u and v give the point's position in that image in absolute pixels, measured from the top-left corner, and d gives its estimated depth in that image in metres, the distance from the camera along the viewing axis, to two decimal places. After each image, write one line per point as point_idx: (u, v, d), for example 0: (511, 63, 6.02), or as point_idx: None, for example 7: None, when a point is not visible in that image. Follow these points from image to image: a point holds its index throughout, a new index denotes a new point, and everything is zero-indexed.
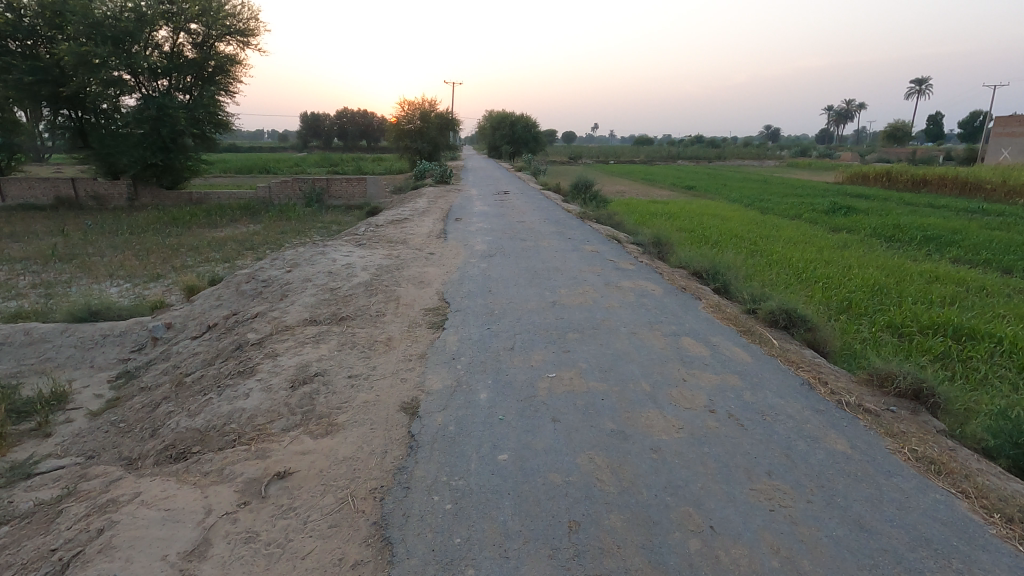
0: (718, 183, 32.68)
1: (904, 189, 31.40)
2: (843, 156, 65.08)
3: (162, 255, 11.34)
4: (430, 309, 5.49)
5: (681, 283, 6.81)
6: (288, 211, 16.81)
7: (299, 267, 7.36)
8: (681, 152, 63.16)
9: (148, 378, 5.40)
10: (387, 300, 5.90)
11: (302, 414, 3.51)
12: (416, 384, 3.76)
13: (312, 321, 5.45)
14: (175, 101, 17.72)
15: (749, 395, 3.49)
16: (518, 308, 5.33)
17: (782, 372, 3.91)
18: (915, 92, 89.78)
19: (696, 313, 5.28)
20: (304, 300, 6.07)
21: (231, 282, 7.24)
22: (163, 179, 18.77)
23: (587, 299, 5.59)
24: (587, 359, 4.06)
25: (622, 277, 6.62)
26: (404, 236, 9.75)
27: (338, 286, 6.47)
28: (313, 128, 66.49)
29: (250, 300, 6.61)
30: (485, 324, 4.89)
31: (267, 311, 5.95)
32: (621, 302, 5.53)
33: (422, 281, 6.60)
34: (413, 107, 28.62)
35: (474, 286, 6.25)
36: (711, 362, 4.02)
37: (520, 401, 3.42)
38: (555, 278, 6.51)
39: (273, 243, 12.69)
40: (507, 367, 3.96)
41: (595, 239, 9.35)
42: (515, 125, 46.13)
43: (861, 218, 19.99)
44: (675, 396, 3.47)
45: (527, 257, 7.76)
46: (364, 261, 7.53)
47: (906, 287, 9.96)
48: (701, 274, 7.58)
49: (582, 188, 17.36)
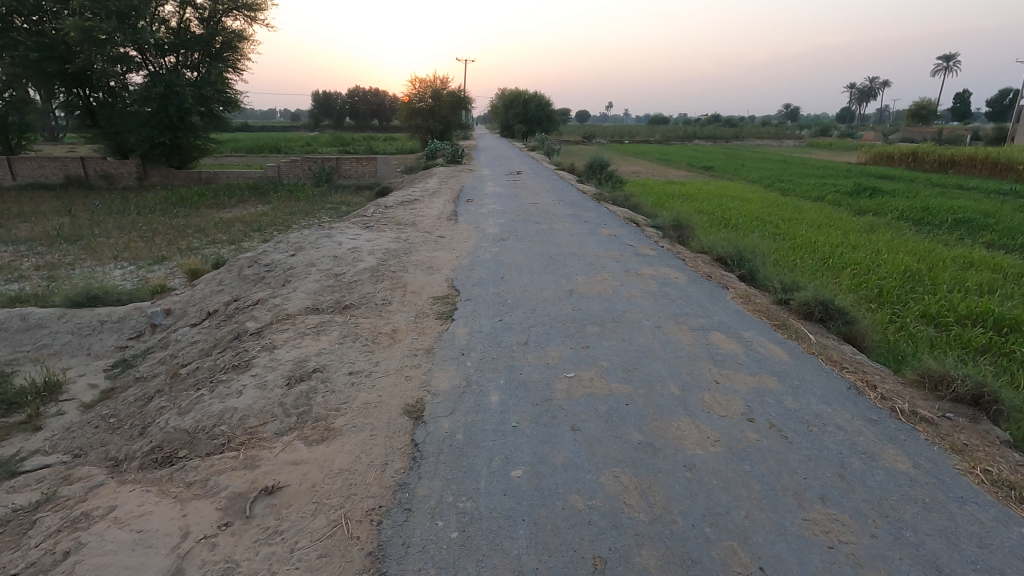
0: (736, 163, 31.88)
1: (930, 170, 30.26)
2: (866, 135, 63.24)
3: (167, 237, 11.12)
4: (439, 297, 5.16)
5: (706, 269, 6.41)
6: (297, 191, 16.52)
7: (303, 250, 7.06)
8: (697, 132, 61.67)
9: (145, 368, 5.16)
10: (394, 287, 5.57)
11: (299, 416, 3.22)
12: (423, 383, 3.44)
13: (314, 310, 5.15)
14: (181, 79, 17.48)
15: (792, 402, 3.12)
16: (533, 297, 4.98)
17: (825, 374, 3.52)
18: (942, 67, 86.90)
19: (725, 304, 4.88)
20: (308, 287, 5.77)
21: (234, 265, 6.97)
22: (172, 159, 18.40)
23: (605, 288, 5.21)
24: (609, 357, 3.71)
25: (643, 263, 6.22)
26: (414, 218, 9.40)
27: (343, 271, 6.16)
28: (325, 107, 65.86)
29: (252, 285, 6.34)
30: (496, 315, 4.55)
31: (269, 298, 5.68)
32: (643, 291, 5.14)
33: (431, 266, 6.25)
34: (425, 85, 27.99)
35: (486, 272, 5.91)
36: (746, 361, 3.65)
37: (537, 406, 3.09)
38: (571, 264, 6.13)
39: (281, 224, 12.42)
40: (520, 365, 3.62)
41: (613, 222, 8.94)
42: (529, 104, 45.28)
43: (888, 201, 19.23)
44: (708, 402, 3.12)
45: (541, 241, 7.38)
46: (371, 244, 7.19)
47: (938, 274, 9.48)
48: (725, 261, 7.21)
49: (598, 169, 16.87)
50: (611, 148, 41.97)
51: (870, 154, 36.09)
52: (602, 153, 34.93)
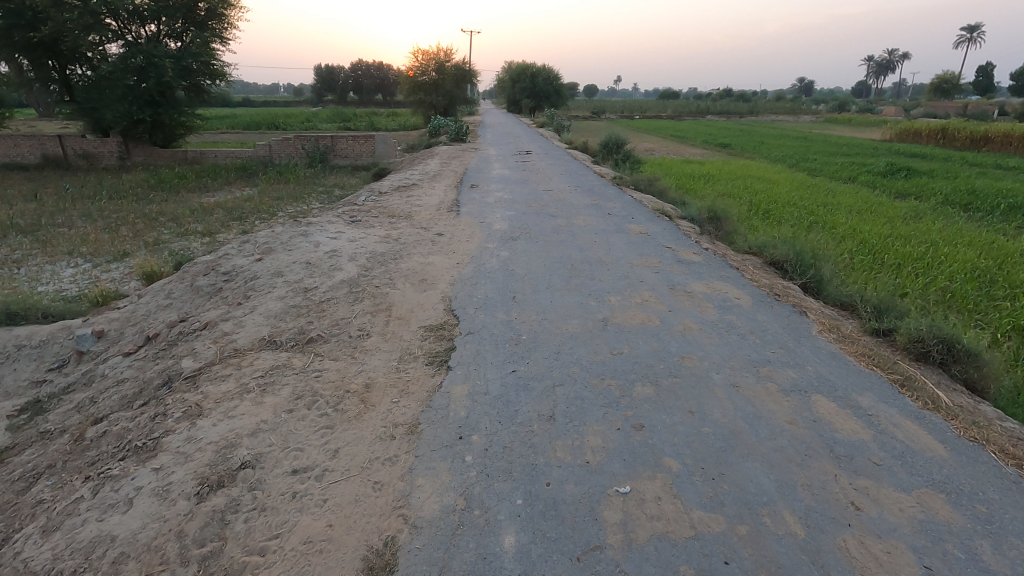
0: (753, 140, 30.34)
1: (961, 148, 28.49)
2: (886, 111, 60.69)
3: (136, 227, 9.93)
4: (432, 328, 3.96)
5: (764, 280, 5.18)
6: (287, 172, 15.26)
7: (273, 253, 5.85)
8: (711, 107, 59.29)
9: (55, 419, 4.01)
10: (376, 310, 4.37)
11: (201, 568, 2.05)
12: (397, 502, 2.24)
13: (269, 344, 3.97)
14: (161, 49, 16.04)
15: (994, 559, 1.91)
16: (555, 331, 3.76)
17: (1014, 486, 2.29)
18: (964, 40, 83.54)
19: (813, 343, 3.63)
20: (267, 309, 4.57)
21: (189, 271, 5.76)
22: (154, 136, 17.01)
23: (649, 317, 3.98)
24: (679, 448, 2.50)
25: (689, 274, 4.99)
26: (410, 209, 8.16)
27: (315, 284, 4.96)
28: (328, 81, 63.77)
29: (206, 301, 5.16)
30: (508, 363, 3.34)
31: (219, 324, 4.50)
32: (699, 322, 3.92)
33: (424, 277, 5.02)
34: (428, 57, 26.39)
35: (493, 287, 4.69)
36: (886, 461, 2.42)
37: (578, 565, 1.89)
38: (600, 276, 4.90)
39: (265, 211, 11.20)
40: (546, 465, 2.41)
41: (640, 215, 7.70)
42: (536, 77, 43.49)
43: (928, 183, 17.74)
44: (857, 556, 1.91)
45: (559, 241, 6.14)
46: (354, 246, 5.96)
47: (1008, 272, 8.20)
48: (782, 266, 6.00)
49: (613, 148, 15.58)
50: (621, 124, 40.24)
51: (895, 131, 34.15)
52: (613, 129, 33.33)
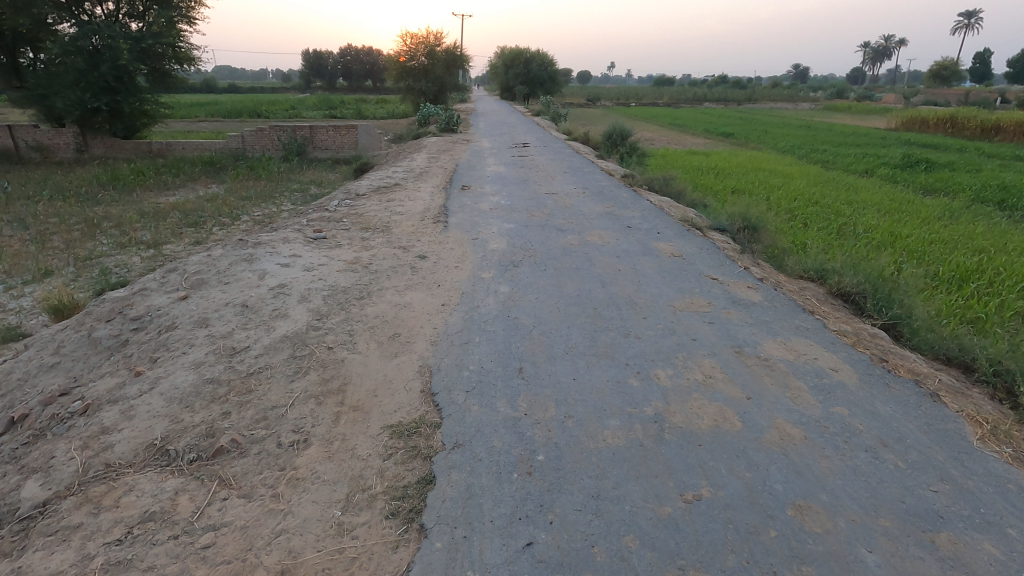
0: (755, 129, 28.88)
1: (971, 138, 27.16)
2: (886, 98, 59.11)
3: (72, 236, 8.52)
4: (401, 435, 2.64)
5: (848, 328, 3.88)
6: (258, 167, 13.77)
7: (203, 289, 4.51)
8: (707, 94, 57.66)
9: None
10: (324, 392, 3.05)
11: None
12: None
13: (155, 461, 2.64)
14: (119, 29, 14.43)
15: None
16: (588, 446, 2.46)
17: None
18: (961, 26, 81.69)
19: (987, 468, 2.35)
20: (173, 385, 3.23)
21: (91, 312, 4.39)
22: (114, 126, 15.25)
23: (722, 414, 2.69)
24: None
25: (752, 325, 3.70)
26: (389, 218, 6.81)
27: (247, 342, 3.63)
28: (316, 67, 61.82)
29: (103, 363, 3.80)
30: (521, 526, 2.03)
31: (100, 410, 3.16)
32: (800, 423, 2.63)
33: (396, 332, 3.71)
34: (417, 41, 24.80)
35: (490, 350, 3.38)
36: None
37: None
38: (635, 331, 3.59)
39: (227, 214, 9.80)
40: None
41: (663, 227, 6.41)
42: (530, 64, 42.10)
43: (953, 177, 16.43)
44: None
45: (572, 269, 4.83)
46: (311, 278, 4.62)
47: None
48: (854, 299, 4.70)
49: (617, 140, 14.24)
50: (618, 112, 38.89)
51: (900, 119, 32.80)
52: (609, 117, 31.90)
